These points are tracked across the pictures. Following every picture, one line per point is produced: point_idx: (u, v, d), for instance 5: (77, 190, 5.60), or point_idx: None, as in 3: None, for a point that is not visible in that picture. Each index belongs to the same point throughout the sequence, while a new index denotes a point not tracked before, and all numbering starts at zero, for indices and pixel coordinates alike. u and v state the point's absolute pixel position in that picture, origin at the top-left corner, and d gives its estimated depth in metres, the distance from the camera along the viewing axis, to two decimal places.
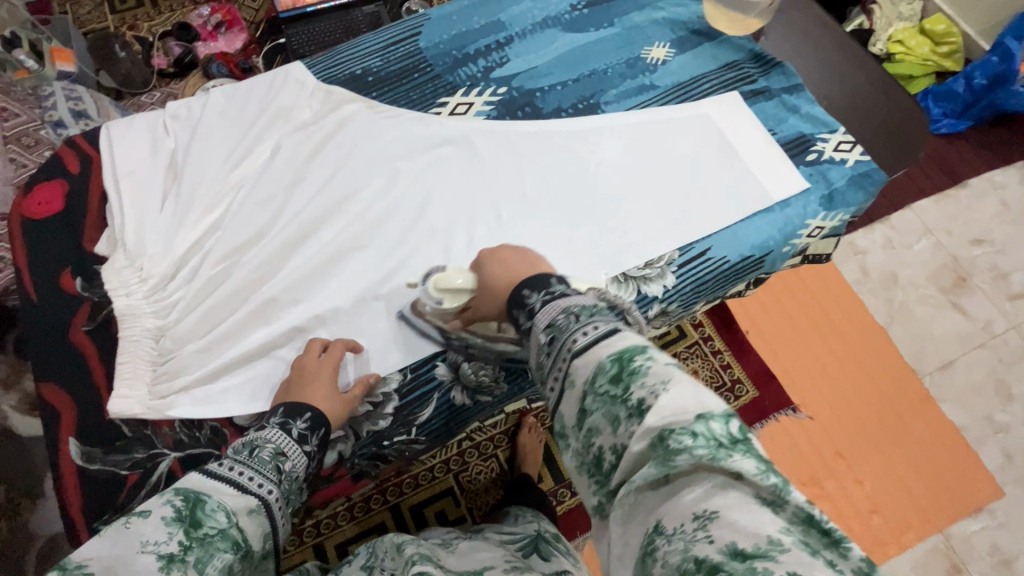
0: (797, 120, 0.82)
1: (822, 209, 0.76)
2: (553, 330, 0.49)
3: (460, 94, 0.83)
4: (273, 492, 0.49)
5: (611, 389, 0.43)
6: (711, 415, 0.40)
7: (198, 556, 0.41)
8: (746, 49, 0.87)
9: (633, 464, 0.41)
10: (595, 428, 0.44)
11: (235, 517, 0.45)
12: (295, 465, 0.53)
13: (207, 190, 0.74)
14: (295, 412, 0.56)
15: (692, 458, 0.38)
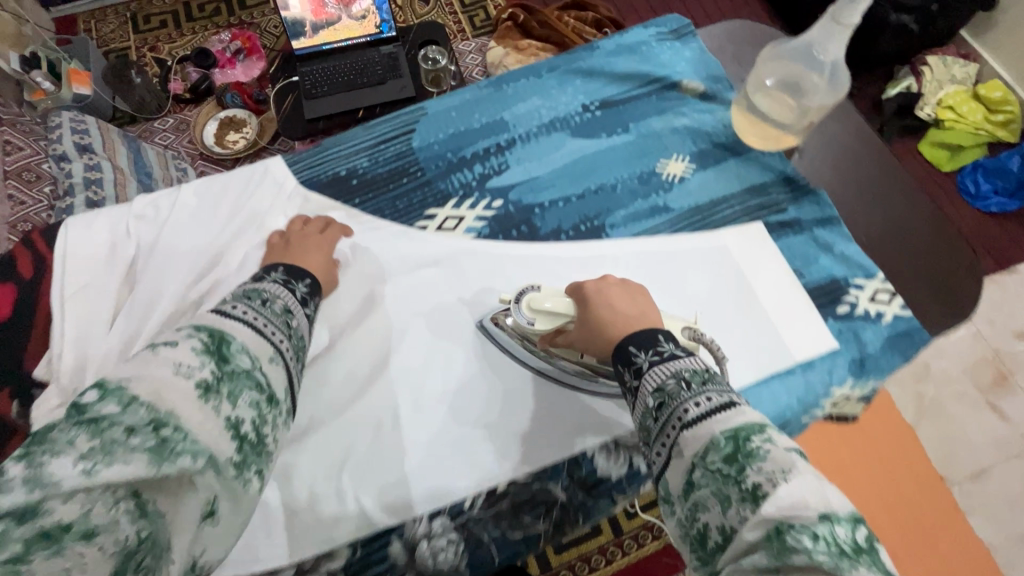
0: (829, 260, 0.72)
1: (850, 376, 0.66)
2: (661, 395, 0.45)
3: (451, 205, 0.75)
4: (285, 342, 0.49)
5: (724, 468, 0.39)
6: (835, 517, 0.35)
7: (229, 389, 0.41)
8: (776, 170, 0.77)
9: (742, 552, 0.36)
10: (698, 498, 0.40)
11: (258, 360, 0.45)
12: (301, 323, 0.53)
13: (164, 310, 0.67)
14: (297, 276, 0.57)
15: (812, 562, 0.33)
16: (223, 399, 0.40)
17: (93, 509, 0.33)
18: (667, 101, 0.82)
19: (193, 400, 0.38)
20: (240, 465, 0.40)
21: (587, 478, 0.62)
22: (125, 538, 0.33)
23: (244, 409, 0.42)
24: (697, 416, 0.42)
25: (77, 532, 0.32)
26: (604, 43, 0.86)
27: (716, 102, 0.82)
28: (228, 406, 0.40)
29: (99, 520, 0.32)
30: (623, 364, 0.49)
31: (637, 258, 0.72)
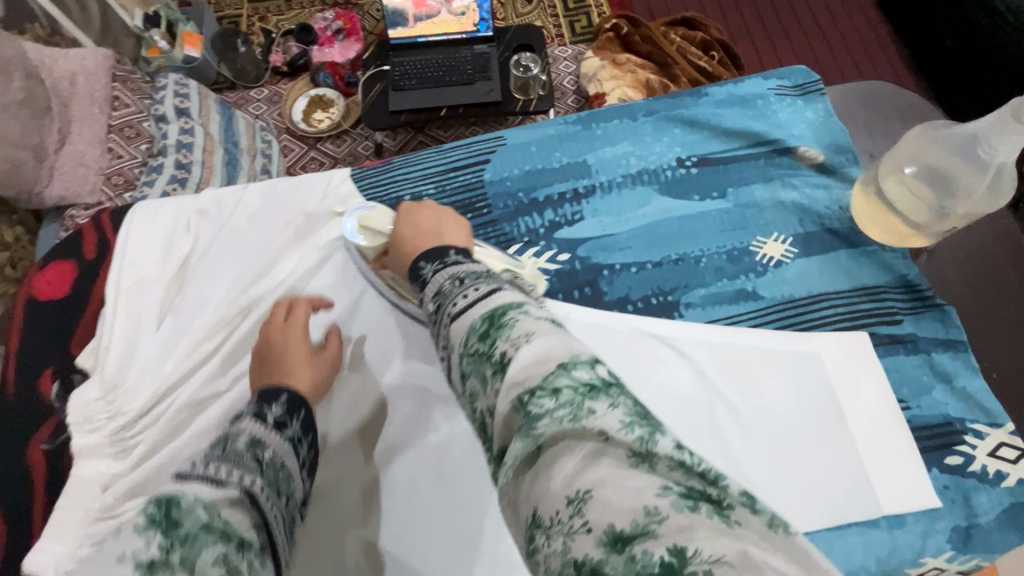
0: (944, 394, 0.60)
1: (951, 547, 0.54)
2: (438, 297, 0.45)
3: (512, 251, 0.69)
4: (257, 481, 0.37)
5: (479, 346, 0.36)
6: (572, 361, 0.32)
7: (183, 556, 0.28)
8: (896, 272, 0.65)
9: (503, 429, 0.32)
10: (469, 390, 0.37)
11: (216, 509, 0.32)
12: (275, 450, 0.44)
13: (211, 315, 0.66)
14: (270, 396, 0.51)
15: (554, 421, 0.29)
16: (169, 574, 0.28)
17: None
18: (776, 167, 0.72)
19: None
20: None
21: None
22: None
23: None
24: (466, 306, 0.41)
25: None
26: (713, 91, 0.76)
27: (834, 178, 0.71)
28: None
29: None
30: (415, 279, 0.51)
31: (709, 348, 0.63)
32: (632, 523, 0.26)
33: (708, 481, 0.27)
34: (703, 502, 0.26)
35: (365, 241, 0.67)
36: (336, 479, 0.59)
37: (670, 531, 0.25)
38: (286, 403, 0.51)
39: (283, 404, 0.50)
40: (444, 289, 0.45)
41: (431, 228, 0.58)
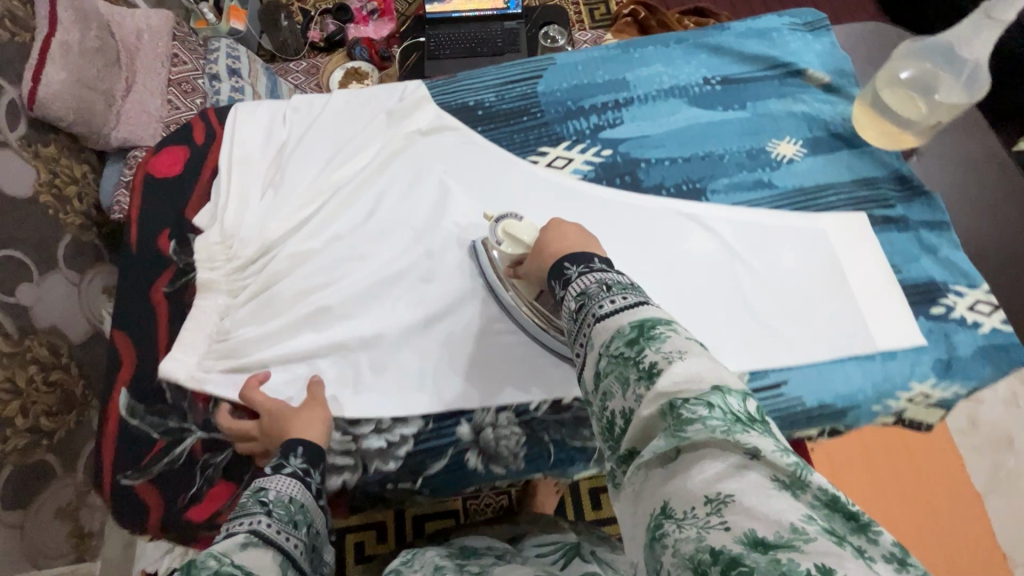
0: (930, 262, 0.72)
1: (933, 374, 0.65)
2: (582, 297, 0.47)
3: (562, 147, 0.81)
4: (266, 523, 0.46)
5: (624, 351, 0.40)
6: (727, 389, 0.35)
7: None
8: (889, 167, 0.77)
9: (641, 430, 0.36)
10: (603, 388, 0.41)
11: (227, 555, 0.41)
12: (286, 492, 0.50)
13: (306, 188, 0.77)
14: (288, 452, 0.56)
15: (706, 429, 0.33)
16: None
17: None
18: (789, 86, 0.84)
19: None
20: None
21: None
22: None
23: None
24: (617, 310, 0.43)
25: None
26: (734, 25, 0.89)
27: (838, 96, 0.83)
28: None
29: None
30: (555, 277, 0.51)
31: (732, 224, 0.75)
32: (774, 534, 0.29)
33: (851, 528, 0.30)
34: (850, 539, 0.30)
35: (507, 248, 0.67)
36: (416, 313, 0.70)
37: (818, 550, 0.28)
38: (306, 455, 0.56)
39: (280, 453, 0.55)
40: (591, 289, 0.46)
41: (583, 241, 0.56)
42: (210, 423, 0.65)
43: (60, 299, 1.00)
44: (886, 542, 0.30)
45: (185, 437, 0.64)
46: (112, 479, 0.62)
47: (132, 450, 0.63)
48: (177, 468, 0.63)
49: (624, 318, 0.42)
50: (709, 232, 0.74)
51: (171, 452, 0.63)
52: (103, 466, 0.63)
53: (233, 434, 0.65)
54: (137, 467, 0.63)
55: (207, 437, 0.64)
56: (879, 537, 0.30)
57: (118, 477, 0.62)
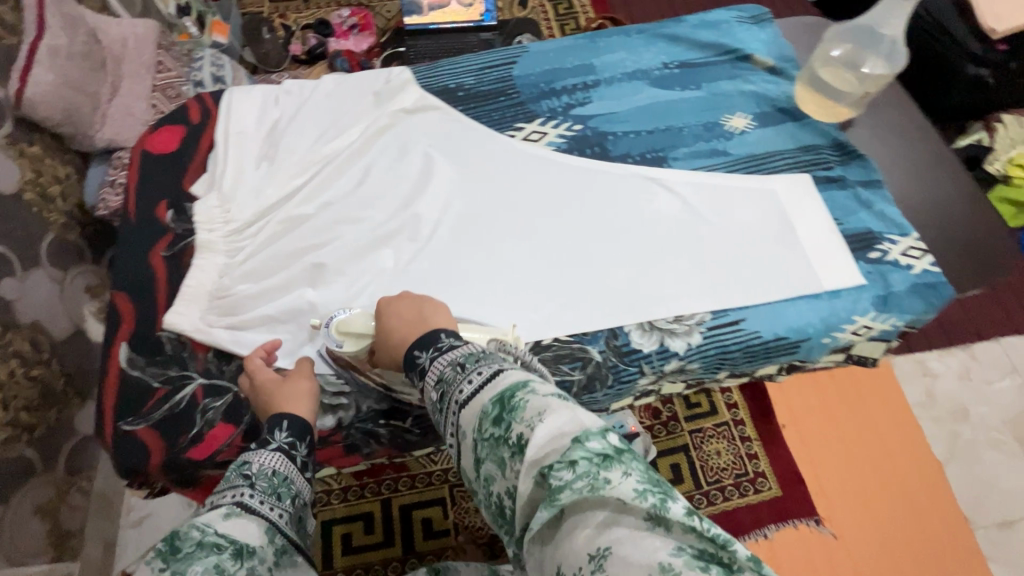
0: (866, 216, 0.80)
1: (874, 309, 0.73)
2: (443, 384, 0.51)
3: (537, 123, 0.88)
4: (250, 493, 0.49)
5: (493, 430, 0.45)
6: (586, 436, 0.40)
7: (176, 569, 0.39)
8: (828, 136, 0.86)
9: (526, 505, 0.41)
10: (480, 469, 0.45)
11: (211, 527, 0.44)
12: (266, 463, 0.53)
13: (299, 158, 0.81)
14: (274, 424, 0.58)
15: (573, 491, 0.38)
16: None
17: None
18: (739, 69, 0.93)
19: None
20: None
21: (622, 347, 0.71)
22: None
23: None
24: (473, 393, 0.48)
25: None
26: (689, 18, 0.98)
27: (782, 77, 0.93)
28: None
29: None
30: (411, 367, 0.55)
31: (693, 186, 0.82)
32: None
33: (714, 548, 0.35)
34: (711, 561, 0.35)
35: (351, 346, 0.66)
36: (410, 267, 0.75)
37: None
38: (291, 429, 0.58)
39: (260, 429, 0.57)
40: (446, 377, 0.50)
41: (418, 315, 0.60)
42: (210, 372, 0.69)
43: (44, 298, 0.97)
44: (743, 557, 0.35)
45: (185, 384, 0.67)
46: (113, 424, 0.65)
47: (132, 398, 0.66)
48: (177, 413, 0.66)
49: (483, 399, 0.46)
50: (673, 193, 0.82)
51: (171, 398, 0.66)
52: (104, 414, 0.66)
53: (232, 383, 0.68)
54: (138, 413, 0.66)
55: (208, 383, 0.67)
56: (737, 553, 0.35)
57: (119, 423, 0.65)
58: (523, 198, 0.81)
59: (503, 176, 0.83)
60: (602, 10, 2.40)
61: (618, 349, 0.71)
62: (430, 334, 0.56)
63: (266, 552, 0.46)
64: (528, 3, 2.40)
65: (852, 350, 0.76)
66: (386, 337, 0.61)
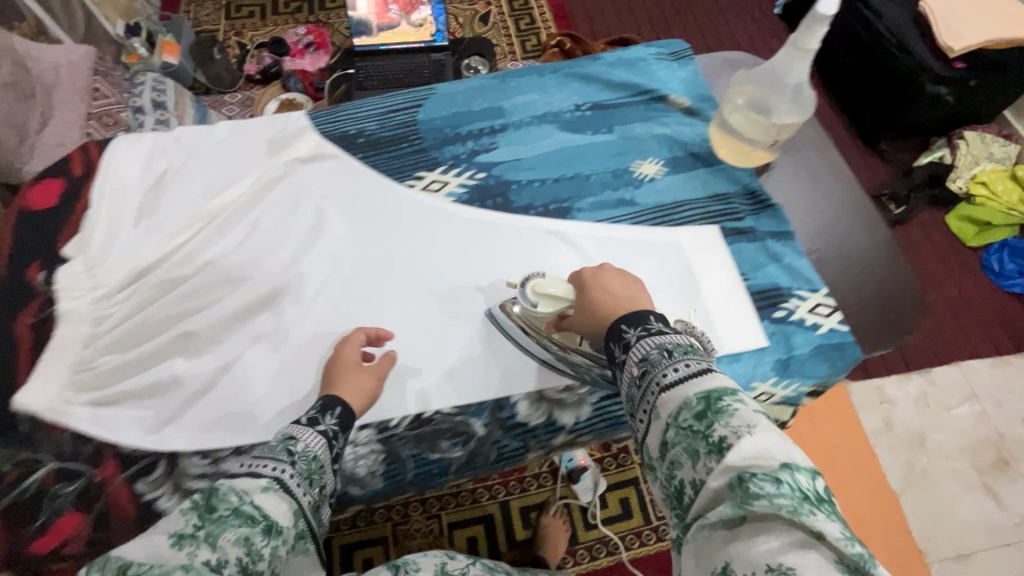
0: (775, 269, 0.77)
1: (775, 374, 0.70)
2: (645, 365, 0.55)
3: (438, 172, 0.84)
4: (286, 471, 0.53)
5: (694, 426, 0.51)
6: (797, 468, 0.46)
7: (208, 533, 0.46)
8: (741, 183, 0.83)
9: (709, 498, 0.47)
10: (666, 451, 0.52)
11: (249, 496, 0.50)
12: (309, 444, 0.57)
13: (182, 214, 0.78)
14: (328, 407, 0.61)
15: (772, 505, 0.43)
16: (202, 542, 0.46)
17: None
18: (653, 110, 0.90)
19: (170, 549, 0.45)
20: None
21: (507, 421, 0.67)
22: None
23: (226, 546, 0.46)
24: (677, 383, 0.53)
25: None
26: (606, 56, 0.95)
27: (699, 118, 0.89)
28: (203, 545, 0.45)
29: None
30: (615, 340, 0.60)
31: (596, 240, 0.79)
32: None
33: None
34: None
35: (541, 306, 0.67)
36: (289, 333, 0.71)
37: None
38: (341, 416, 0.61)
39: (317, 406, 0.61)
40: (653, 359, 0.56)
41: (627, 294, 0.62)
42: (66, 454, 0.64)
43: None
44: None
45: (38, 468, 0.63)
46: None
47: None
48: (27, 501, 0.62)
49: (689, 392, 0.52)
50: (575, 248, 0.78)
51: (22, 484, 0.62)
52: None
53: (87, 465, 0.63)
54: None
55: (61, 467, 0.63)
56: None
57: None
58: (420, 254, 0.78)
59: (399, 230, 0.79)
60: (564, 26, 2.37)
61: (502, 422, 0.67)
62: (637, 313, 0.60)
63: (289, 535, 0.50)
64: (489, 19, 2.39)
65: None
66: (587, 308, 0.63)
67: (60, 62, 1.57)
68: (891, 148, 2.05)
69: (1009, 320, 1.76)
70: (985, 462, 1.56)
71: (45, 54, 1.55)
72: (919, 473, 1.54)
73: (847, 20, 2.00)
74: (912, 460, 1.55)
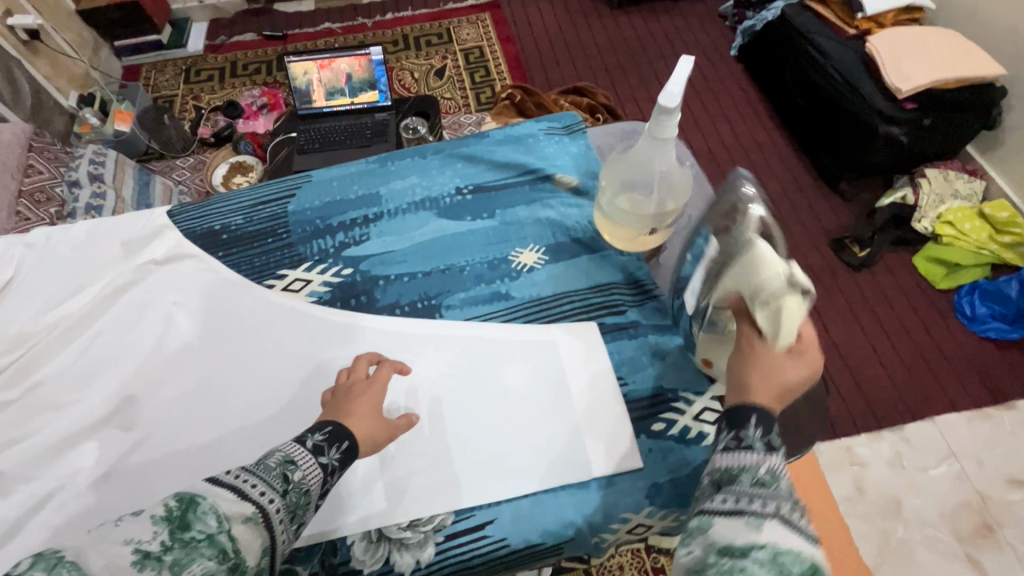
0: (660, 368, 0.70)
1: (647, 502, 0.63)
2: (767, 479, 0.49)
3: (302, 269, 0.79)
4: (273, 502, 0.49)
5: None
6: None
7: (175, 558, 0.42)
8: (626, 271, 0.77)
9: None
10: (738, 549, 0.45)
11: (227, 524, 0.46)
12: (304, 476, 0.53)
13: (19, 330, 0.73)
14: (335, 438, 0.57)
15: None
16: (164, 569, 0.42)
17: None
18: (538, 191, 0.84)
19: (129, 569, 0.41)
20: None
21: (338, 567, 0.60)
22: None
23: None
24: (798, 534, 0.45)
25: None
26: (493, 133, 0.91)
27: (585, 198, 0.84)
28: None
29: None
30: (753, 418, 0.53)
31: (461, 343, 0.73)
32: None
33: None
34: None
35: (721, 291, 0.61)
36: (108, 466, 0.65)
37: None
38: (346, 452, 0.57)
39: (324, 433, 0.57)
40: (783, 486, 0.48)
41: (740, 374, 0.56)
42: None
43: None
44: None
45: None
46: None
47: None
48: None
49: (808, 550, 0.44)
50: (457, 350, 0.72)
51: None
52: None
53: None
54: None
55: None
56: None
57: None
58: (269, 367, 0.71)
59: (252, 339, 0.73)
60: (519, 75, 2.37)
61: (333, 572, 0.59)
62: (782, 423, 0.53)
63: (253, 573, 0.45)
64: (445, 72, 2.40)
65: (625, 541, 0.66)
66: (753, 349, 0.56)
67: None
68: (853, 187, 1.98)
69: (986, 366, 1.66)
70: (967, 528, 1.43)
71: None
72: (896, 544, 1.42)
73: (798, 62, 1.98)
74: (887, 529, 1.43)
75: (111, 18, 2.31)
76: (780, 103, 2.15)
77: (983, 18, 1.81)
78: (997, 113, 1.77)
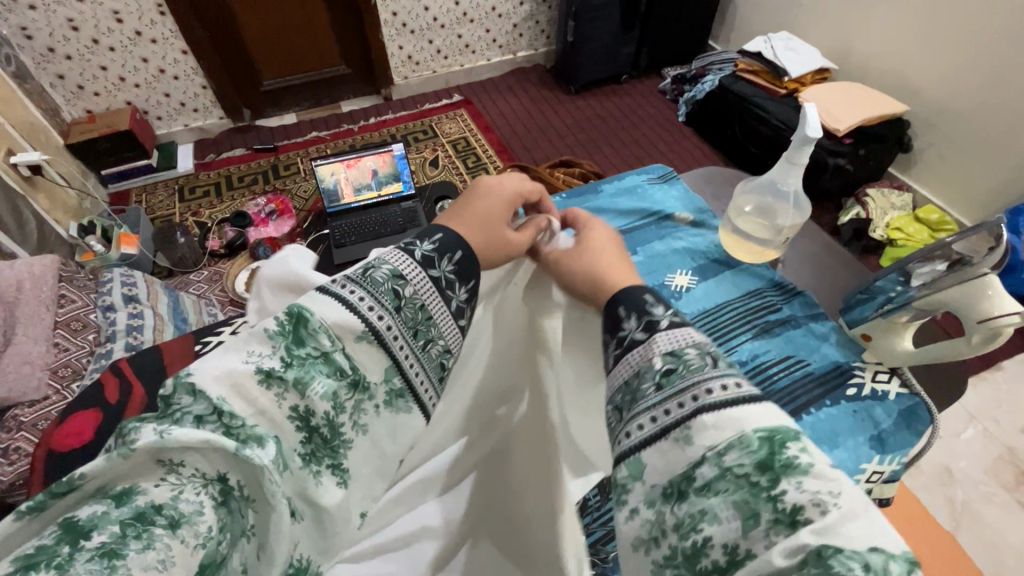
0: (828, 347, 0.95)
1: (876, 453, 0.84)
2: (677, 361, 0.46)
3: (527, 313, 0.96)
4: (383, 320, 0.53)
5: (754, 476, 0.37)
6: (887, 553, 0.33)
7: (297, 376, 0.47)
8: (765, 277, 1.03)
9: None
10: (689, 470, 0.40)
11: (340, 342, 0.50)
12: (411, 287, 0.57)
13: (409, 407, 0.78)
14: (445, 249, 0.62)
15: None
16: (291, 387, 0.46)
17: (182, 492, 0.42)
18: (665, 228, 1.10)
19: (261, 381, 0.45)
20: (310, 453, 0.48)
21: None
22: (212, 498, 0.43)
23: (318, 397, 0.47)
24: (723, 402, 0.41)
25: (166, 517, 0.41)
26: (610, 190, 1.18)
27: (702, 229, 1.12)
28: (292, 392, 0.47)
29: (184, 510, 0.42)
30: (624, 317, 0.54)
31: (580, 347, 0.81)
32: None
33: None
34: None
35: (936, 276, 0.86)
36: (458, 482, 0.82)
37: None
38: (455, 264, 0.62)
39: (436, 244, 0.62)
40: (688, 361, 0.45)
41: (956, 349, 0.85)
42: None
43: None
44: None
45: None
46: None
47: None
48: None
49: (744, 419, 0.39)
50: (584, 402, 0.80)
51: None
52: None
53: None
54: None
55: None
56: None
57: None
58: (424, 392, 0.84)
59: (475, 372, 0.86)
60: (507, 158, 2.62)
61: None
62: (646, 298, 0.55)
63: (376, 389, 0.53)
64: (439, 162, 2.60)
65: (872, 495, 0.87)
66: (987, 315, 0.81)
67: (23, 276, 1.44)
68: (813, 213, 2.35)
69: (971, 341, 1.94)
70: (1010, 478, 1.62)
71: (7, 270, 1.42)
72: (961, 507, 1.57)
73: (743, 117, 2.39)
74: (948, 494, 1.59)
75: (99, 148, 2.32)
76: (733, 154, 2.55)
77: (875, 72, 2.30)
78: (908, 139, 2.21)
